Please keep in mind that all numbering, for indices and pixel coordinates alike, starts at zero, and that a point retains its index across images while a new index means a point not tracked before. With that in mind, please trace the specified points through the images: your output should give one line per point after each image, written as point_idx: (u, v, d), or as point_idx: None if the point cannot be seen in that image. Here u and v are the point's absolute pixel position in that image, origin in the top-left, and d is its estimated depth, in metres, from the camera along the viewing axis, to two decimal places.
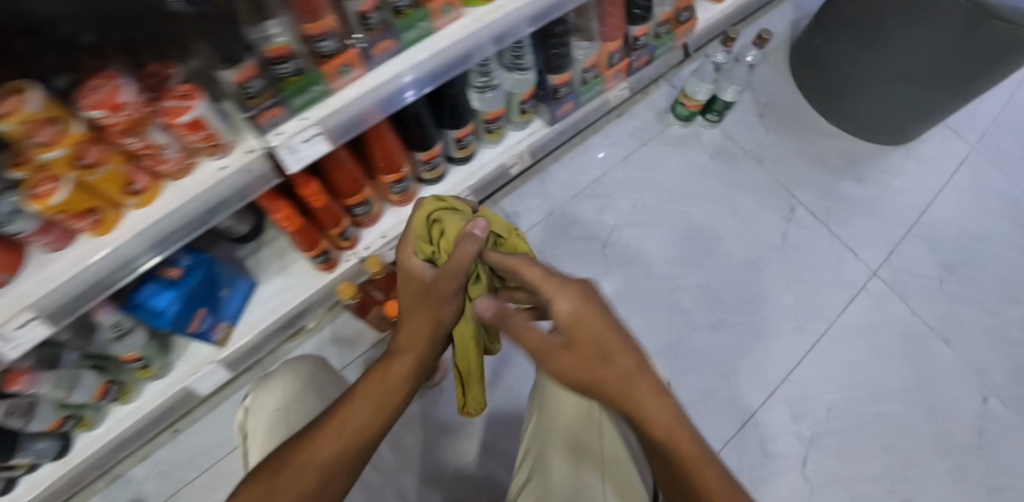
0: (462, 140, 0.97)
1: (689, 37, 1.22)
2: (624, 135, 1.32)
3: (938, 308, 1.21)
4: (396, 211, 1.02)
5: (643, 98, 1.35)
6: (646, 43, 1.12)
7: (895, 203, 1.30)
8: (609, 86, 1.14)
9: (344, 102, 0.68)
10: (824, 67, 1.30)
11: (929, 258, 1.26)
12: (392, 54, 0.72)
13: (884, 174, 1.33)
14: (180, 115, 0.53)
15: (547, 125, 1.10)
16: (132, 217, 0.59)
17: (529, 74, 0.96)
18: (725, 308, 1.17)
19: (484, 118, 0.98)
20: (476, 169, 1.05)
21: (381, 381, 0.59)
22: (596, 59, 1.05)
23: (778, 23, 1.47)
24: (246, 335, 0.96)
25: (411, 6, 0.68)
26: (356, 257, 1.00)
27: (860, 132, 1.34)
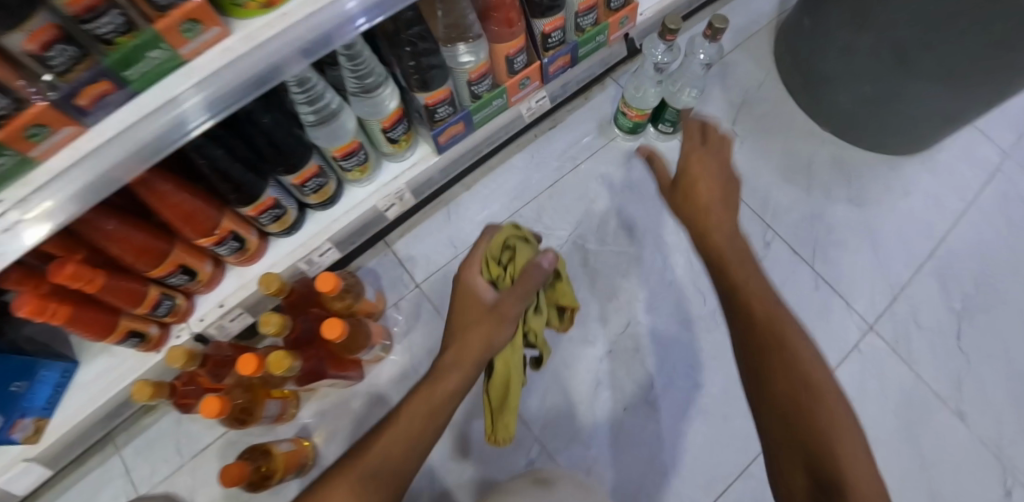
0: (307, 184, 0.77)
1: (631, 27, 0.95)
2: (556, 150, 1.04)
3: (952, 371, 0.93)
4: (239, 272, 0.83)
5: (582, 103, 1.07)
6: (564, 40, 0.86)
7: (900, 230, 1.01)
8: (518, 99, 0.89)
9: (53, 174, 0.50)
10: (813, 57, 1.01)
11: (942, 304, 0.97)
12: (115, 103, 0.51)
13: (890, 193, 1.04)
14: None
15: (433, 154, 0.86)
16: None
17: (384, 93, 0.73)
18: (669, 377, 0.90)
19: (332, 154, 0.76)
20: (339, 215, 0.84)
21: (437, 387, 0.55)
22: (487, 65, 0.80)
23: (761, 2, 1.18)
24: (64, 426, 0.81)
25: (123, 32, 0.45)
26: (189, 331, 0.82)
27: (860, 139, 1.05)
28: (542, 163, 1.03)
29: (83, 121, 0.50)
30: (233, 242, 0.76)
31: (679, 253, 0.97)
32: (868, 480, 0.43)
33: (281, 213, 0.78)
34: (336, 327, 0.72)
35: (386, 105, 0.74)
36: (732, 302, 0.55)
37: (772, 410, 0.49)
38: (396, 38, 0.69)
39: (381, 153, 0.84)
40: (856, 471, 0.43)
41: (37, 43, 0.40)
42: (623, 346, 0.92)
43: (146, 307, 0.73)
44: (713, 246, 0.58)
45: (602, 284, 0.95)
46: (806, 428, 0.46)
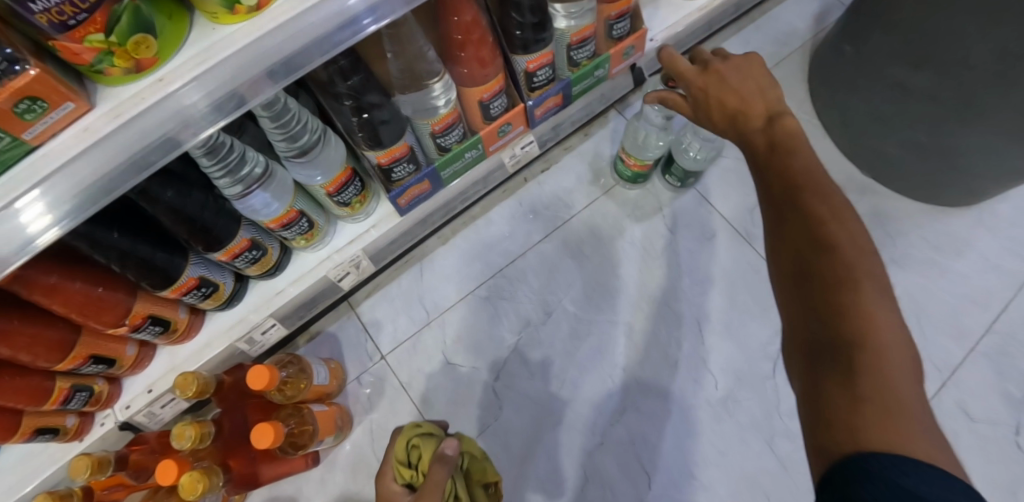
0: (237, 259, 0.64)
1: (638, 57, 0.80)
2: (548, 198, 0.90)
3: (1009, 476, 0.78)
4: (170, 351, 0.72)
5: (580, 141, 0.93)
6: (554, 79, 0.72)
7: (951, 299, 0.86)
8: (497, 148, 0.74)
9: None
10: (857, 90, 0.84)
11: (1001, 392, 0.82)
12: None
13: (939, 253, 0.88)
14: None
15: (396, 214, 0.73)
16: None
17: (324, 155, 0.60)
18: (672, 475, 0.76)
19: (267, 225, 0.63)
20: (285, 286, 0.72)
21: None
22: (457, 114, 0.66)
23: (796, 18, 1.00)
24: None
25: None
26: (115, 418, 0.72)
27: (909, 188, 0.88)
28: (530, 212, 0.89)
29: None
30: (155, 325, 0.65)
31: (686, 326, 0.83)
32: (907, 405, 0.31)
33: (210, 291, 0.66)
34: (268, 433, 0.60)
35: (327, 168, 0.61)
36: (777, 160, 0.46)
37: (798, 267, 0.39)
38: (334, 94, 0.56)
39: (332, 214, 0.71)
40: (890, 350, 0.33)
41: None
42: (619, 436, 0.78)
43: (53, 403, 0.63)
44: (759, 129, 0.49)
45: (598, 359, 0.81)
46: (828, 289, 0.36)
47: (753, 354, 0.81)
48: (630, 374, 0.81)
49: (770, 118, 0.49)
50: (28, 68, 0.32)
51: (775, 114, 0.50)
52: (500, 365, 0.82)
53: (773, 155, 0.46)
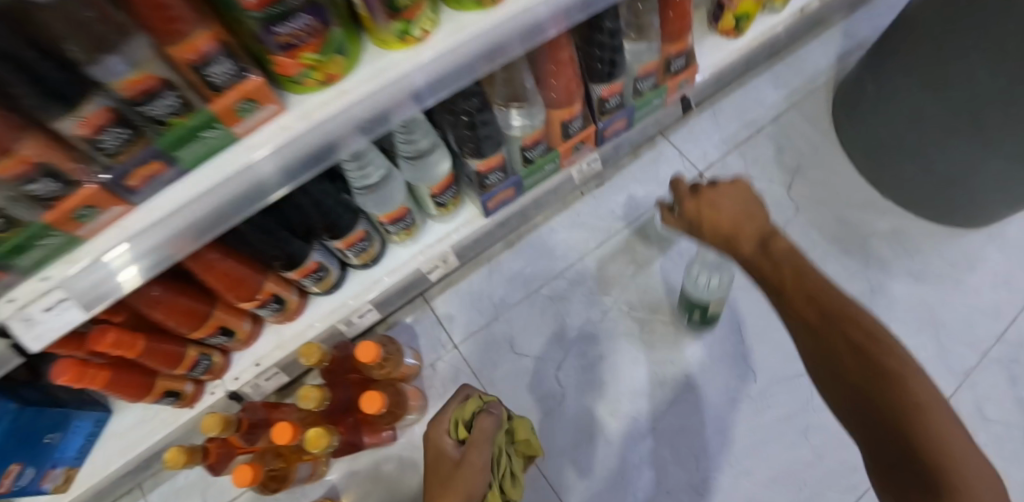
0: (352, 249, 0.74)
1: (688, 88, 0.91)
2: (603, 210, 1.01)
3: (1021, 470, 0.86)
4: (276, 330, 0.81)
5: (629, 162, 1.04)
6: (621, 104, 0.83)
7: (963, 311, 0.96)
8: (569, 162, 0.86)
9: (100, 254, 0.50)
10: (877, 121, 0.96)
11: (1012, 395, 0.90)
12: (166, 181, 0.50)
13: (952, 269, 0.98)
14: None
15: (480, 216, 0.83)
16: None
17: (436, 160, 0.71)
18: (716, 463, 0.85)
19: (379, 219, 0.74)
20: (381, 276, 0.81)
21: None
22: (542, 132, 0.77)
23: (820, 58, 1.12)
24: (92, 478, 0.80)
25: (182, 115, 0.43)
26: (223, 388, 0.80)
27: (923, 210, 0.99)
28: (586, 222, 1.00)
29: (134, 199, 0.50)
30: (275, 303, 0.74)
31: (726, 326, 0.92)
32: None
33: (321, 277, 0.76)
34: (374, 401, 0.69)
35: (437, 173, 0.71)
36: (772, 273, 0.51)
37: (857, 395, 0.44)
38: (454, 108, 0.66)
39: (427, 215, 0.81)
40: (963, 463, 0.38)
41: (90, 128, 0.38)
42: (668, 425, 0.87)
43: (184, 367, 0.72)
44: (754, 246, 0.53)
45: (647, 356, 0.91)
46: (897, 417, 0.41)
47: (788, 355, 0.90)
48: (677, 369, 0.90)
49: (762, 236, 0.53)
50: (252, 76, 0.45)
51: (767, 232, 0.53)
52: (560, 356, 0.91)
53: (770, 268, 0.51)
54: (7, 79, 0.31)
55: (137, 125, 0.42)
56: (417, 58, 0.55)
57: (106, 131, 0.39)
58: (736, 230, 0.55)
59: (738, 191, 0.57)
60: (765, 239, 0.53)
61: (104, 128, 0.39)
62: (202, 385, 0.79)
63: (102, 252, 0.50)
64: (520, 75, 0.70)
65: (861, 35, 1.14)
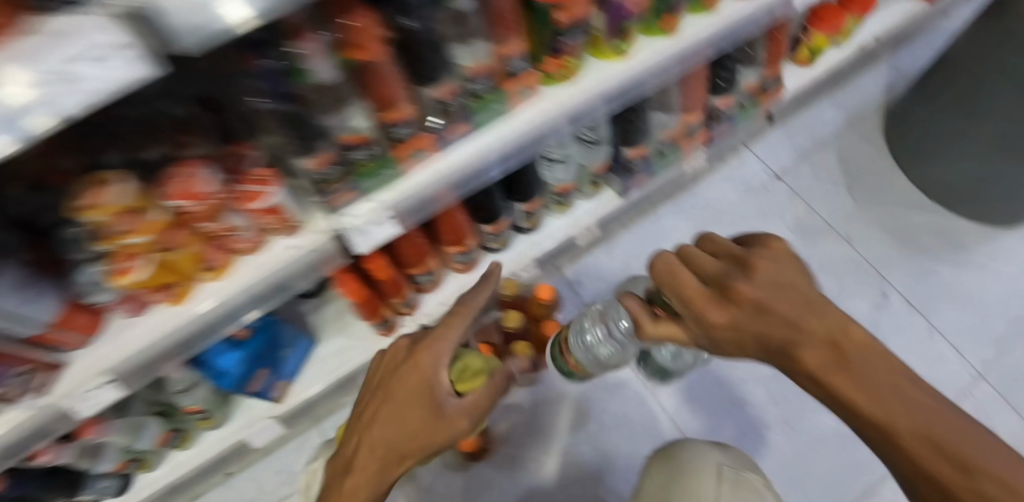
0: (532, 212, 0.97)
1: (774, 105, 1.16)
2: (700, 205, 1.26)
3: None
4: (458, 277, 1.01)
5: (722, 166, 1.29)
6: (731, 113, 1.07)
7: (999, 292, 1.16)
8: (688, 157, 1.08)
9: (413, 186, 0.66)
10: (924, 137, 1.19)
11: None
12: (464, 137, 0.68)
13: (988, 258, 1.20)
14: (256, 198, 0.53)
15: (618, 196, 1.06)
16: (206, 290, 0.58)
17: (602, 148, 0.93)
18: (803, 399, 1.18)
19: (553, 190, 0.96)
20: (543, 239, 1.03)
21: (354, 480, 0.59)
22: (676, 132, 1.00)
23: (871, 88, 1.38)
24: (303, 393, 0.97)
25: (489, 89, 0.66)
26: (416, 322, 1.00)
27: (962, 209, 1.21)
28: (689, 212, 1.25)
29: (440, 148, 0.67)
30: (469, 252, 0.95)
31: None
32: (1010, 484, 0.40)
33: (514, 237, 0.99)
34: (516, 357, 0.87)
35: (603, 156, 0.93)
36: (779, 328, 0.48)
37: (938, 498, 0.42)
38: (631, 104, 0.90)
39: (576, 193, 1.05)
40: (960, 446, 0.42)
41: (445, 93, 0.61)
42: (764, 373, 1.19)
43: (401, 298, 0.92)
44: (820, 346, 0.47)
45: None
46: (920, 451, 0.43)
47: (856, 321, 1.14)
48: None
49: (812, 335, 0.47)
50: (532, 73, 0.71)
51: (766, 304, 0.48)
52: None
53: (816, 344, 0.47)
54: (414, 51, 0.57)
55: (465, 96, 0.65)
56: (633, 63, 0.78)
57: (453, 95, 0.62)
58: (792, 339, 0.48)
59: (771, 254, 0.53)
60: (744, 261, 0.53)
61: (452, 93, 0.63)
62: (401, 318, 0.98)
63: (413, 185, 0.66)
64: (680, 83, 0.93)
65: (904, 70, 1.40)
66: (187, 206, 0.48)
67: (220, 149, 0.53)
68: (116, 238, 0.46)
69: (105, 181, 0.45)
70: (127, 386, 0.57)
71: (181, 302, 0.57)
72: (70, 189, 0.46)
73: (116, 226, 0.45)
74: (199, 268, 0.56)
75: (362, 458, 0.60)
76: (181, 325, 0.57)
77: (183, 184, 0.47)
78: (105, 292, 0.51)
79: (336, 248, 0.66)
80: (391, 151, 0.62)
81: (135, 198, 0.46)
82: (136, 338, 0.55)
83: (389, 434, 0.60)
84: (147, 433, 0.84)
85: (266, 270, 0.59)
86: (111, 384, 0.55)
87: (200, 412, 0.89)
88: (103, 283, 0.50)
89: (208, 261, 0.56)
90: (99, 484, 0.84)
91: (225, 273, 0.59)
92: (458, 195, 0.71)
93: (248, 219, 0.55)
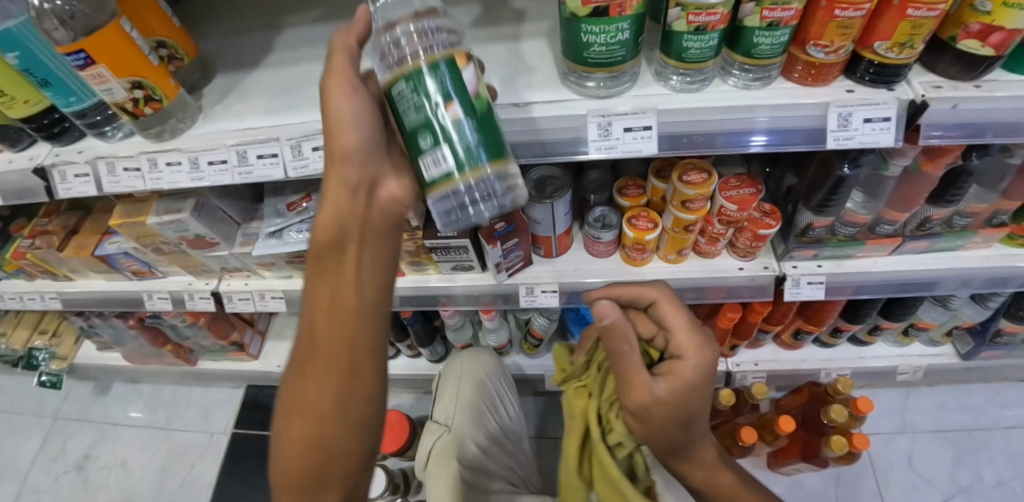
0: (842, 330, 1.12)
1: None
2: (949, 411, 1.31)
3: None
4: (752, 351, 1.20)
5: (993, 383, 1.34)
6: (1012, 340, 1.10)
7: None
8: (964, 349, 1.18)
9: (728, 264, 0.92)
10: None
11: None
12: (819, 248, 0.90)
13: None
14: (761, 227, 0.82)
15: (957, 355, 1.20)
16: (588, 263, 0.93)
17: (945, 316, 1.09)
18: None
19: (913, 323, 1.13)
20: (832, 357, 1.20)
21: (313, 373, 0.46)
22: (968, 324, 1.12)
23: None
24: None
25: (851, 235, 0.89)
26: (725, 364, 1.19)
27: None
28: (949, 412, 1.31)
29: (784, 254, 0.92)
30: (808, 336, 1.12)
31: (934, 489, 1.20)
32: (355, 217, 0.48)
33: (808, 336, 1.12)
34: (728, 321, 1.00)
35: (933, 317, 1.09)
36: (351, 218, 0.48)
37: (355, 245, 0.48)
38: (945, 294, 1.00)
39: (853, 336, 1.19)
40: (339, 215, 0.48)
41: (820, 223, 0.84)
42: None
43: (745, 334, 1.08)
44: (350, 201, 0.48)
45: (885, 496, 1.20)
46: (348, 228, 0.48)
47: None
48: None
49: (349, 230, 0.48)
50: (891, 222, 0.85)
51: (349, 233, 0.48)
52: (849, 480, 1.22)
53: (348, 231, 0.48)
54: (821, 191, 0.81)
55: (839, 229, 0.88)
56: (957, 253, 0.93)
57: (823, 227, 0.85)
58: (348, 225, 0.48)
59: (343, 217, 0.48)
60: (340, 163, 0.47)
61: (821, 224, 0.85)
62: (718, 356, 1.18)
63: (728, 264, 0.93)
64: (984, 300, 1.03)
65: None
66: (628, 203, 0.86)
67: (633, 179, 0.88)
68: (677, 206, 0.79)
69: (705, 171, 0.77)
70: (463, 301, 0.98)
71: (633, 265, 0.92)
72: (629, 189, 0.87)
73: (637, 218, 0.85)
74: (596, 246, 0.91)
75: (324, 236, 0.48)
76: (564, 272, 0.93)
77: (697, 177, 0.76)
78: (468, 257, 0.88)
79: (674, 281, 0.93)
80: (745, 242, 0.87)
81: (657, 218, 0.84)
82: (536, 271, 0.93)
83: (327, 298, 0.47)
84: (464, 331, 1.15)
85: (635, 274, 0.92)
86: (548, 291, 0.92)
87: (535, 339, 1.15)
88: (529, 209, 0.83)
89: (646, 253, 0.89)
90: (438, 346, 1.18)
91: (639, 263, 0.92)
92: (760, 296, 0.94)
93: (737, 235, 0.86)
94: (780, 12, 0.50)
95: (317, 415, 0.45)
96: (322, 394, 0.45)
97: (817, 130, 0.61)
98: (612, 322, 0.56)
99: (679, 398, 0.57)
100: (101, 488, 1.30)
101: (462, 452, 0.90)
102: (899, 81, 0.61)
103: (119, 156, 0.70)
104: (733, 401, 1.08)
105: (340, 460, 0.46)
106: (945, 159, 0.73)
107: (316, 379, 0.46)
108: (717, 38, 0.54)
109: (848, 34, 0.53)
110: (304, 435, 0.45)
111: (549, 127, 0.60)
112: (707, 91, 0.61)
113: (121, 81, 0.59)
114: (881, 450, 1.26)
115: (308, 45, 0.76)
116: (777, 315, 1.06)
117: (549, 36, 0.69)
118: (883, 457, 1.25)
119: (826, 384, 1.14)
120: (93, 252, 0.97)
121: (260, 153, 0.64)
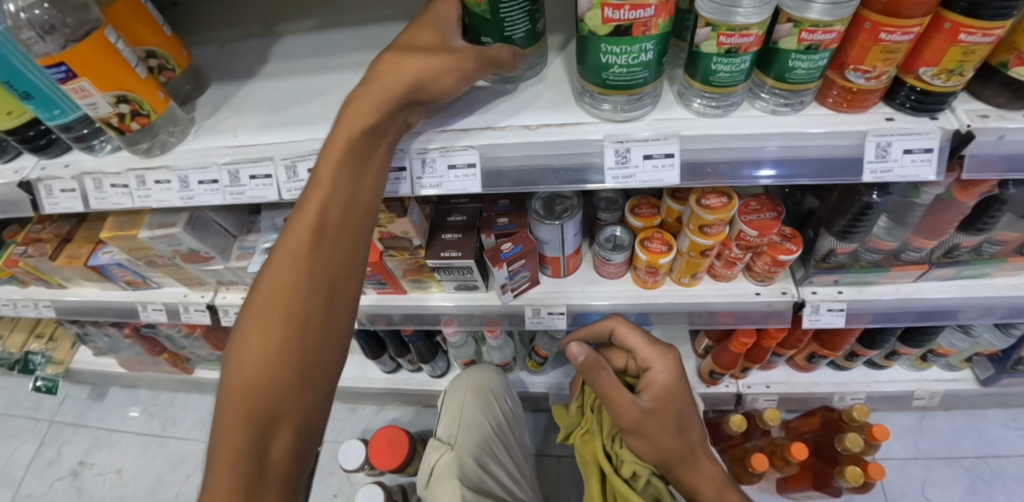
0: (857, 354, 1.08)
1: None
2: (965, 438, 1.26)
3: None
4: (763, 372, 1.16)
5: (1011, 409, 1.29)
6: None
7: None
8: (983, 375, 1.14)
9: (745, 288, 0.88)
10: None
11: None
12: (842, 274, 0.85)
13: None
14: (781, 251, 0.78)
15: (976, 381, 1.16)
16: (597, 285, 0.89)
17: (965, 343, 1.05)
18: None
19: (933, 348, 1.09)
20: (845, 380, 1.16)
21: (291, 275, 0.39)
22: (988, 351, 1.08)
23: None
24: None
25: (874, 261, 0.85)
26: (735, 386, 1.15)
27: None
28: (965, 439, 1.26)
29: (803, 280, 0.88)
30: (823, 360, 1.08)
31: None
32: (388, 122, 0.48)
33: (823, 360, 1.08)
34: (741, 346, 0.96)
35: (952, 344, 1.05)
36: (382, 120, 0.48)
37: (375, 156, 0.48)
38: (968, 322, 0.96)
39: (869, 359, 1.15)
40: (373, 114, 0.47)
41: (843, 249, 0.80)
42: None
43: (758, 358, 1.04)
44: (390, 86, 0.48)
45: None
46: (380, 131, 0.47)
47: None
48: None
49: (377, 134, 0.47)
50: (919, 248, 0.81)
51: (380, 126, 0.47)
52: None
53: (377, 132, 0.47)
54: (845, 217, 0.76)
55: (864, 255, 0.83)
56: (984, 281, 0.88)
57: (846, 254, 0.80)
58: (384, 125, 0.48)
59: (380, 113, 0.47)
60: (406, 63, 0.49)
61: (844, 251, 0.81)
62: (728, 378, 1.14)
63: (745, 288, 0.88)
64: (1007, 327, 0.98)
65: None
66: (639, 224, 0.82)
67: (647, 199, 0.84)
68: (693, 231, 0.75)
69: (725, 195, 0.72)
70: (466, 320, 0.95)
71: (644, 288, 0.88)
72: (642, 210, 0.83)
73: (650, 241, 0.81)
74: (607, 268, 0.87)
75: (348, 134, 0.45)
76: (571, 294, 0.89)
77: (716, 202, 0.72)
78: (473, 277, 0.84)
79: (686, 305, 0.89)
80: (763, 266, 0.83)
81: (670, 241, 0.80)
82: (542, 292, 0.89)
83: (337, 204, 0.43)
84: (467, 347, 1.11)
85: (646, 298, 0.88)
86: (554, 312, 0.89)
87: (540, 356, 1.12)
88: (536, 229, 0.79)
89: (659, 277, 0.84)
90: (439, 361, 1.14)
91: (650, 286, 0.88)
92: (776, 322, 0.90)
93: (755, 259, 0.82)
94: (820, 34, 0.46)
95: (304, 308, 0.39)
96: (302, 297, 0.39)
97: (850, 161, 0.56)
98: (586, 359, 0.66)
99: (658, 409, 0.64)
100: (96, 497, 1.27)
101: (463, 470, 0.86)
102: (942, 109, 0.57)
103: (107, 172, 0.66)
104: (744, 427, 1.04)
105: (306, 384, 0.38)
106: (980, 189, 0.68)
107: (299, 281, 0.39)
108: (749, 61, 0.49)
109: (893, 59, 0.49)
110: (270, 345, 0.37)
111: (560, 151, 0.56)
112: (733, 117, 0.56)
113: (106, 95, 0.55)
114: (894, 477, 1.22)
115: (307, 54, 0.72)
116: (792, 338, 1.02)
117: (563, 50, 0.65)
118: (896, 485, 1.21)
119: (840, 410, 1.11)
120: (86, 262, 0.93)
121: (252, 173, 0.61)
